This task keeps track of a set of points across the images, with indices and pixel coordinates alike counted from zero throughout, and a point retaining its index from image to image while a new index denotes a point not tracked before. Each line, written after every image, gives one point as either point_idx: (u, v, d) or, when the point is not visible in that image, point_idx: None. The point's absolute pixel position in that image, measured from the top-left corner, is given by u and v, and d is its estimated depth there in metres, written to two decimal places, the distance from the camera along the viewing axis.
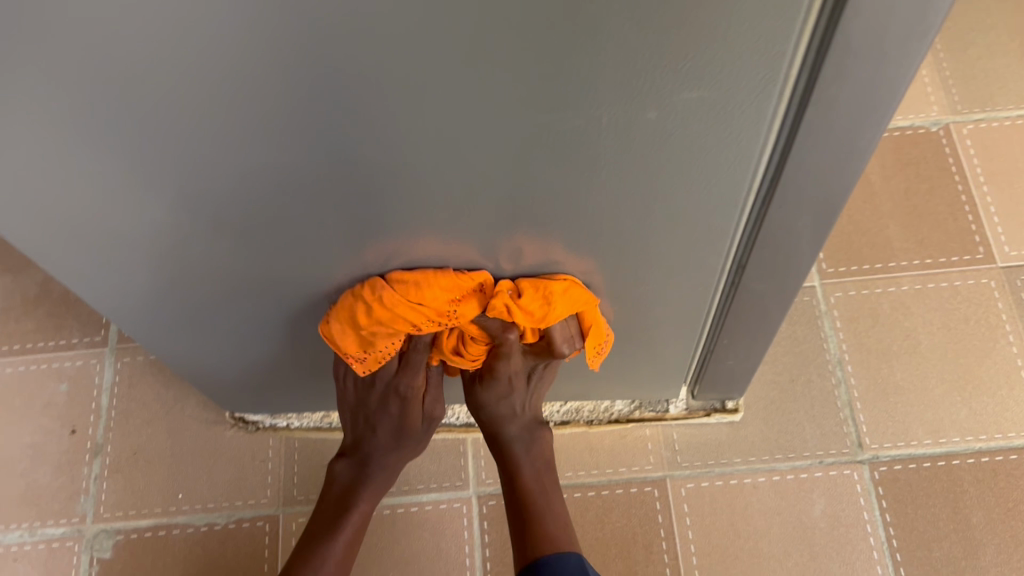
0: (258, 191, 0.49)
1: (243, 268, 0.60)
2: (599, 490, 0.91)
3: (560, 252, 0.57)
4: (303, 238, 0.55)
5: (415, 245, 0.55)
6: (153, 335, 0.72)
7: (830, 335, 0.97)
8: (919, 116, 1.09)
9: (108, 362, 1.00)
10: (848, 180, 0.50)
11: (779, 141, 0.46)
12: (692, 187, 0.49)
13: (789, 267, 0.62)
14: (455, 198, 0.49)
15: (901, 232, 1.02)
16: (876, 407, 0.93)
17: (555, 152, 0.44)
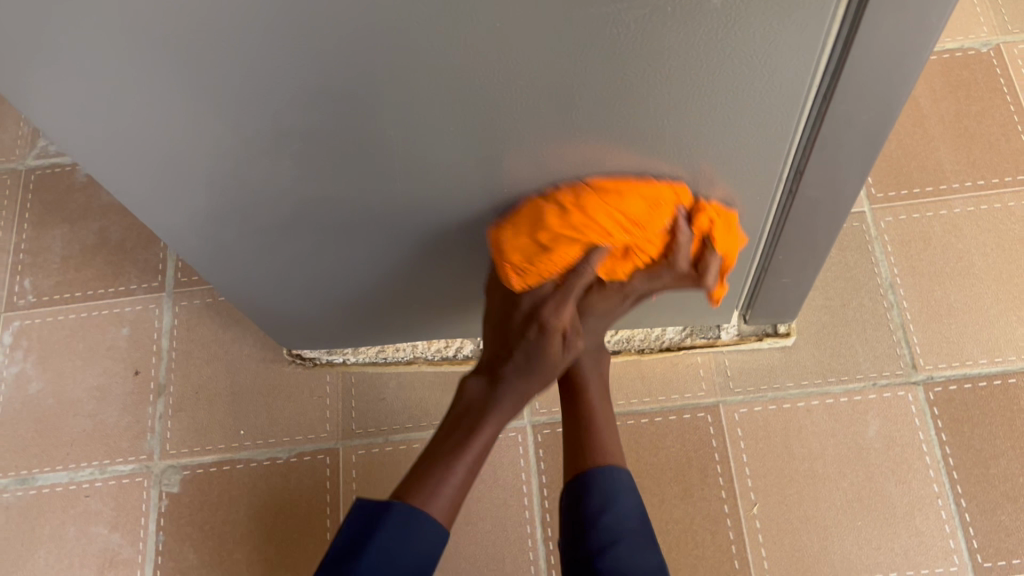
0: (320, 94, 0.50)
1: (303, 188, 0.61)
2: (652, 417, 0.92)
3: (617, 153, 0.56)
4: (361, 143, 0.55)
5: (474, 144, 0.55)
6: (217, 265, 0.74)
7: (881, 260, 0.96)
8: (968, 38, 1.07)
9: (166, 306, 1.02)
10: (912, 71, 0.49)
11: (843, 26, 0.45)
12: (755, 77, 0.48)
13: (847, 177, 0.61)
14: (514, 82, 0.48)
15: (952, 155, 1.00)
16: (930, 329, 0.93)
17: (617, 32, 0.44)
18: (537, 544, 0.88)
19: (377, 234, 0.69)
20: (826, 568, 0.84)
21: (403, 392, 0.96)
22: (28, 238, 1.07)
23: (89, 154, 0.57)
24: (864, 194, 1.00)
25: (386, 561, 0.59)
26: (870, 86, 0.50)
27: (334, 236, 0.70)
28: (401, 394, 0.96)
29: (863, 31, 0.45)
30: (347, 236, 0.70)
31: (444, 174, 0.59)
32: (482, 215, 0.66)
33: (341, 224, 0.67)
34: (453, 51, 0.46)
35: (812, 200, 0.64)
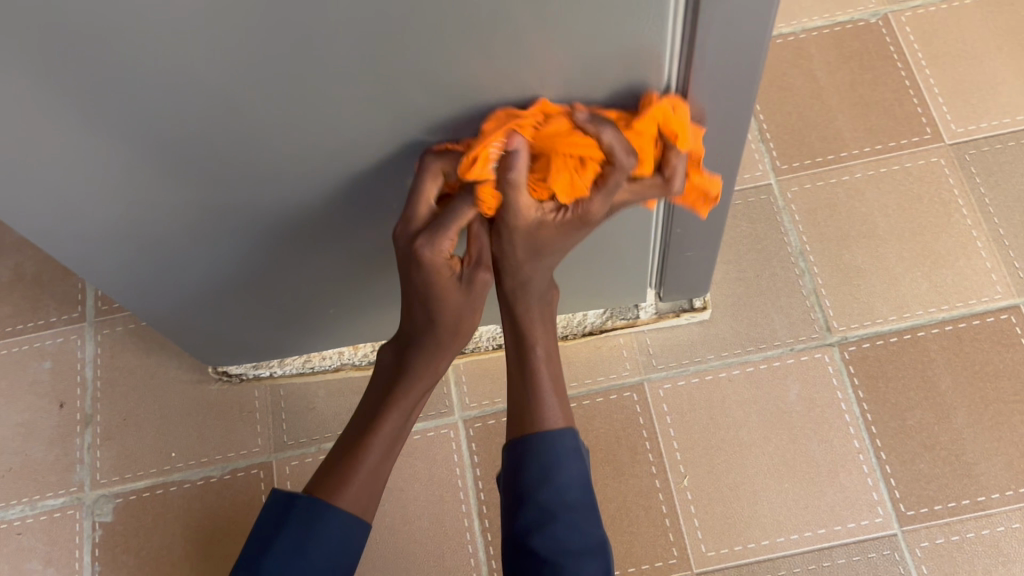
0: (188, 121, 0.50)
1: (194, 207, 0.62)
2: (580, 400, 0.93)
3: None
4: (236, 151, 0.54)
5: (349, 143, 0.54)
6: (123, 287, 0.74)
7: (790, 229, 0.99)
8: (857, 9, 1.10)
9: (87, 336, 1.01)
10: (760, 67, 0.51)
11: (681, 29, 0.47)
12: (612, 61, 0.47)
13: (729, 150, 0.61)
14: (377, 101, 0.50)
15: (850, 123, 1.04)
16: (841, 291, 0.95)
17: (468, 21, 0.43)
18: (476, 537, 0.89)
19: (276, 244, 0.69)
20: (757, 531, 0.86)
21: (332, 400, 0.96)
22: None
23: None
24: (770, 167, 1.02)
25: (291, 557, 0.59)
26: (733, 64, 0.50)
27: (234, 250, 0.69)
28: (330, 402, 0.96)
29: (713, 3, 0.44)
30: (247, 249, 0.69)
31: (327, 176, 0.59)
32: (376, 215, 0.66)
33: (238, 236, 0.67)
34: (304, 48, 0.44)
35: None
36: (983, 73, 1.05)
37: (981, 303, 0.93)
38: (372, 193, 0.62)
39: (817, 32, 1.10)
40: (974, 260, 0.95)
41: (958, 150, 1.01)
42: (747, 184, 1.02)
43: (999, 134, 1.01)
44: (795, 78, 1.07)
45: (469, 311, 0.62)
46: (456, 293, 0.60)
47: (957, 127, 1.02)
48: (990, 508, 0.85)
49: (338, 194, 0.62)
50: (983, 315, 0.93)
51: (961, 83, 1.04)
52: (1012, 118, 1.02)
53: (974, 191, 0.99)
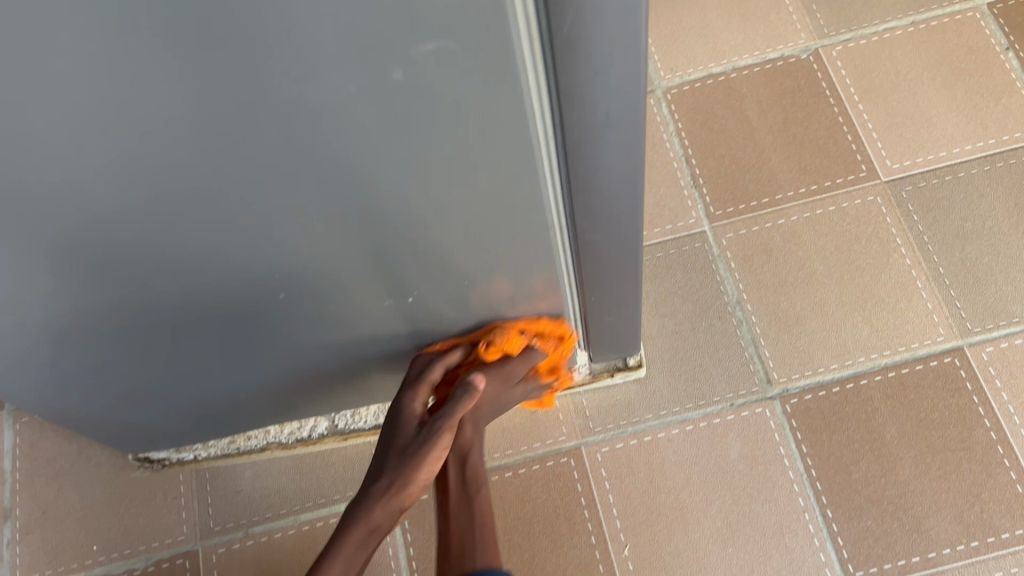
0: (46, 229, 0.49)
1: (65, 302, 0.58)
2: (516, 469, 0.90)
3: (359, 196, 0.51)
4: (65, 234, 0.50)
5: (196, 216, 0.50)
6: (16, 383, 0.71)
7: (726, 277, 0.96)
8: (788, 45, 1.08)
9: (6, 425, 0.97)
10: (638, 120, 0.51)
11: (545, 93, 0.47)
12: (476, 138, 0.47)
13: (629, 189, 0.58)
14: (240, 195, 0.49)
15: (784, 163, 1.01)
16: (781, 341, 0.92)
17: (288, 74, 0.39)
18: None
19: (163, 330, 0.65)
20: None
21: (260, 481, 0.92)
22: None
23: None
24: (703, 214, 1.00)
25: None
26: (612, 74, 0.46)
27: (114, 338, 0.66)
28: (257, 483, 0.92)
29: (573, 10, 0.41)
30: (126, 336, 0.65)
31: (186, 257, 0.55)
32: (256, 294, 0.62)
33: (114, 325, 0.63)
34: (100, 116, 0.40)
35: (586, 147, 0.52)
36: (918, 105, 1.03)
37: (924, 347, 0.90)
38: (239, 270, 0.58)
39: (749, 71, 1.07)
40: (915, 302, 0.92)
41: (895, 187, 0.98)
42: (681, 232, 0.99)
43: (936, 168, 0.99)
44: (727, 119, 1.05)
45: (426, 450, 0.65)
46: (415, 435, 0.66)
47: (893, 163, 1.00)
48: (941, 565, 0.81)
49: (206, 276, 0.58)
50: (927, 359, 0.90)
51: (895, 116, 1.02)
52: (948, 150, 1.00)
53: (912, 229, 0.96)
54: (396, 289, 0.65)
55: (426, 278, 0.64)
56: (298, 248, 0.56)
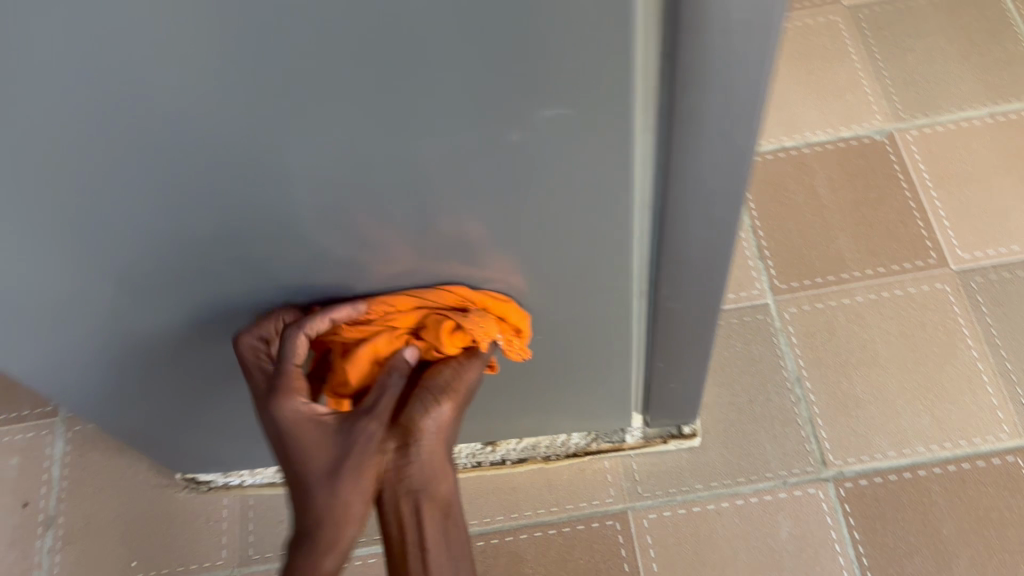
0: (151, 253, 0.50)
1: (151, 320, 0.60)
2: (559, 527, 0.89)
3: (453, 248, 0.52)
4: (165, 259, 0.51)
5: (289, 250, 0.51)
6: (86, 393, 0.72)
7: (786, 352, 0.95)
8: (863, 126, 1.09)
9: (58, 432, 0.98)
10: (740, 198, 0.51)
11: (652, 164, 0.47)
12: (579, 202, 0.48)
13: (713, 262, 0.58)
14: (343, 238, 0.50)
15: (852, 243, 1.01)
16: (839, 423, 0.91)
17: (418, 128, 0.40)
18: None
19: (234, 356, 0.66)
20: None
21: None
22: None
23: None
24: (767, 286, 0.99)
25: None
26: (715, 151, 0.46)
27: (184, 358, 0.67)
28: None
29: (688, 88, 0.41)
30: (195, 357, 0.66)
31: (273, 287, 0.56)
32: None
33: (187, 346, 0.64)
34: (234, 158, 0.41)
35: (683, 220, 0.52)
36: (992, 197, 1.02)
37: (987, 443, 0.88)
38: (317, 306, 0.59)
39: (821, 147, 1.08)
40: (980, 396, 0.91)
41: (964, 277, 0.97)
42: (743, 303, 0.99)
43: (1007, 262, 0.98)
44: (797, 193, 1.05)
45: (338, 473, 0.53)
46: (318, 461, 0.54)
47: (964, 253, 0.99)
48: None
49: (283, 309, 0.59)
50: (989, 456, 0.88)
51: (969, 206, 1.02)
52: (1021, 245, 0.99)
53: (979, 322, 0.95)
54: None
55: None
56: (379, 294, 0.57)
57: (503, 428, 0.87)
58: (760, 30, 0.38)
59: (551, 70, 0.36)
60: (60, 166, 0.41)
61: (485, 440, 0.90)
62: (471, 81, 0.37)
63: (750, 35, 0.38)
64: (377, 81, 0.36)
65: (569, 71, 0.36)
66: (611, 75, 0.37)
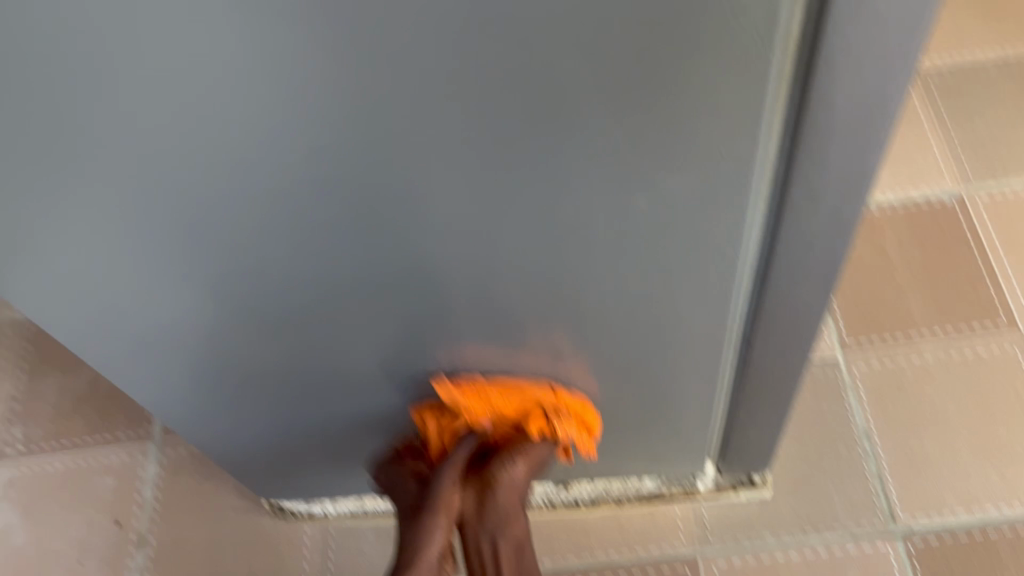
0: (298, 301, 0.55)
1: (279, 354, 0.65)
2: (631, 569, 0.91)
3: (569, 305, 0.56)
4: (308, 306, 0.56)
5: (421, 306, 0.56)
6: (200, 417, 0.77)
7: (856, 408, 0.97)
8: (932, 188, 1.12)
9: (151, 454, 1.04)
10: (840, 270, 0.55)
11: (764, 243, 0.51)
12: (692, 273, 0.52)
13: (804, 320, 0.61)
14: (473, 296, 0.54)
15: (921, 301, 1.03)
16: (908, 479, 0.92)
17: (564, 212, 0.45)
18: None
19: (345, 389, 0.71)
20: None
21: (382, 543, 0.96)
22: (22, 388, 1.11)
23: (85, 334, 0.61)
24: (837, 342, 1.02)
25: None
26: (819, 233, 0.50)
27: (295, 391, 0.72)
28: (379, 545, 0.96)
29: (803, 188, 0.45)
30: (305, 393, 0.71)
31: (397, 335, 0.60)
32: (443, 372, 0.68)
33: (305, 379, 0.70)
34: (395, 228, 0.46)
35: (784, 286, 0.56)
36: None
37: None
38: (430, 355, 0.64)
39: (890, 207, 1.11)
40: None
41: None
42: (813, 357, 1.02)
43: None
44: (866, 253, 1.08)
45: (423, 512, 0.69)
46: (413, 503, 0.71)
47: None
48: None
49: (401, 355, 0.64)
50: None
51: None
52: None
53: None
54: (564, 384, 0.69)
55: (597, 376, 0.69)
56: (489, 343, 0.62)
57: (579, 470, 0.91)
58: (884, 146, 0.42)
59: (693, 170, 0.41)
60: (243, 228, 0.47)
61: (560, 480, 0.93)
62: (620, 176, 0.41)
63: (874, 151, 0.42)
64: (537, 172, 0.41)
65: (709, 170, 0.41)
66: (745, 172, 0.41)
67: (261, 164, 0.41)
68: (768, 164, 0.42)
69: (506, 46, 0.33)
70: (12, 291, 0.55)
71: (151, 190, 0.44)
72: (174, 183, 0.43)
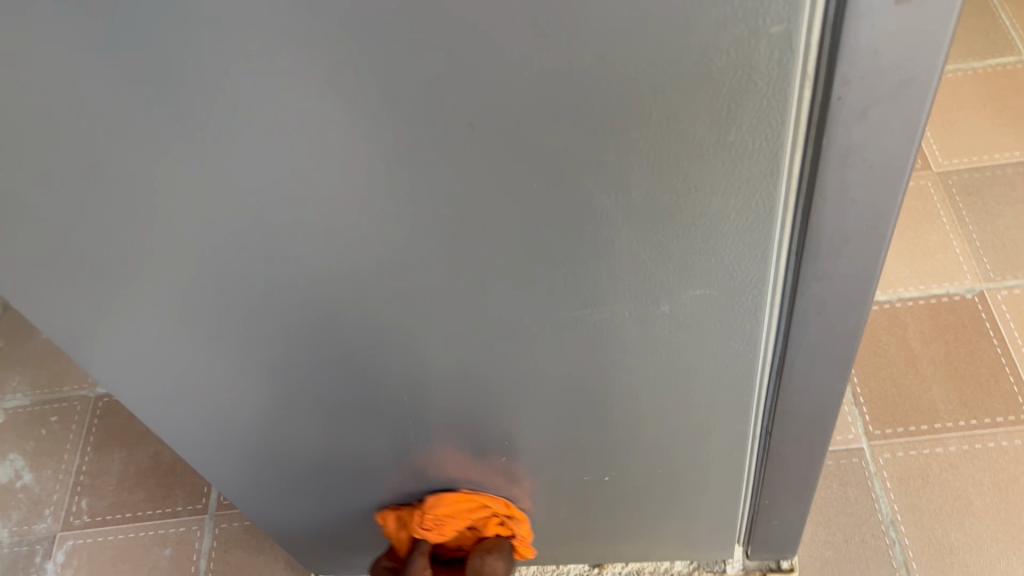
0: (365, 363, 0.63)
1: (338, 422, 0.72)
2: None
3: (604, 375, 0.63)
4: (372, 367, 0.64)
5: (471, 369, 0.63)
6: (261, 486, 0.84)
7: (881, 495, 1.01)
8: (954, 284, 1.17)
9: (207, 527, 1.11)
10: (849, 353, 0.61)
11: (780, 324, 0.58)
12: (714, 348, 0.59)
13: (820, 410, 0.67)
14: (517, 359, 0.62)
15: (944, 394, 1.07)
16: (933, 568, 0.95)
17: (598, 276, 0.53)
18: None
19: (396, 461, 0.78)
20: None
21: None
22: (91, 459, 1.20)
23: (170, 396, 0.69)
24: (862, 431, 1.06)
25: None
26: (827, 327, 0.58)
27: (354, 461, 0.79)
28: None
29: (810, 280, 0.54)
30: (363, 461, 0.79)
31: (448, 399, 0.68)
32: (486, 443, 0.74)
33: (359, 449, 0.76)
34: (455, 290, 0.54)
35: (802, 369, 0.62)
36: None
37: None
38: (478, 421, 0.71)
39: (914, 302, 1.16)
40: None
41: None
42: (839, 446, 1.06)
43: None
44: (890, 346, 1.13)
45: None
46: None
47: None
48: None
49: (451, 420, 0.71)
50: None
51: None
52: None
53: None
54: (598, 456, 0.75)
55: (628, 453, 0.75)
56: (529, 409, 0.69)
57: (612, 551, 0.96)
58: (877, 225, 0.49)
59: (712, 237, 0.49)
60: (326, 291, 0.55)
61: (593, 560, 0.98)
62: (648, 242, 0.49)
63: (869, 229, 0.49)
64: (577, 237, 0.49)
65: (725, 239, 0.49)
66: (757, 242, 0.49)
67: (350, 231, 0.50)
68: (777, 241, 0.49)
69: (571, 144, 0.43)
70: (124, 354, 0.63)
71: (254, 258, 0.52)
72: (273, 250, 0.52)
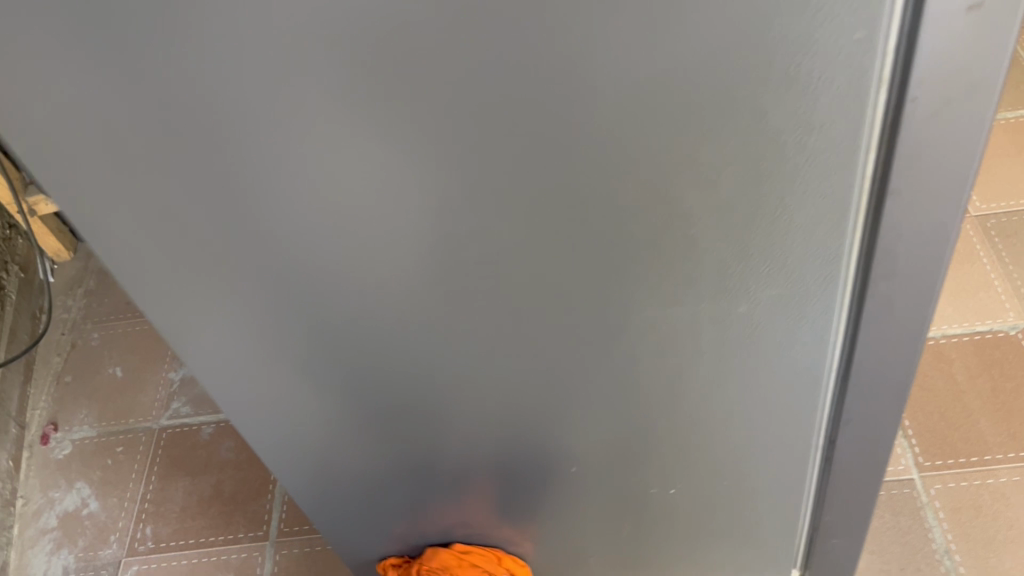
0: (452, 371, 0.67)
1: (420, 432, 0.76)
2: None
3: (677, 379, 0.67)
4: (459, 375, 0.68)
5: (552, 375, 0.67)
6: (338, 496, 0.89)
7: (934, 524, 1.04)
8: (997, 321, 1.22)
9: (268, 553, 1.23)
10: (912, 356, 0.64)
11: (847, 325, 0.62)
12: (785, 349, 0.62)
13: (883, 418, 0.70)
14: (596, 364, 0.65)
15: (993, 427, 1.11)
16: None
17: (682, 276, 0.56)
18: None
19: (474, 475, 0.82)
20: None
21: None
22: (154, 488, 1.33)
23: (263, 402, 0.73)
24: (913, 463, 1.10)
25: None
26: (892, 329, 0.61)
27: (433, 474, 0.83)
28: None
29: (879, 281, 0.57)
30: (441, 474, 0.82)
31: (528, 409, 0.71)
32: (560, 454, 0.78)
33: (437, 460, 0.80)
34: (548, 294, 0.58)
35: (868, 373, 0.65)
36: None
37: None
38: (555, 432, 0.74)
39: (958, 338, 1.22)
40: None
41: None
42: (891, 476, 1.09)
43: None
44: (938, 380, 1.18)
45: None
46: None
47: None
48: None
49: (531, 432, 0.75)
50: None
51: None
52: None
53: None
54: (667, 467, 0.79)
55: (695, 466, 0.78)
56: (605, 419, 0.72)
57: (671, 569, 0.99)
58: (943, 223, 0.53)
59: (789, 234, 0.53)
60: (426, 298, 0.59)
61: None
62: (730, 240, 0.54)
63: (936, 226, 0.53)
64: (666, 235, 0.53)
65: (801, 235, 0.53)
66: (830, 237, 0.53)
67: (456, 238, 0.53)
68: (850, 238, 0.53)
69: (667, 144, 0.47)
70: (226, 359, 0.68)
71: (361, 270, 0.56)
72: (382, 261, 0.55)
